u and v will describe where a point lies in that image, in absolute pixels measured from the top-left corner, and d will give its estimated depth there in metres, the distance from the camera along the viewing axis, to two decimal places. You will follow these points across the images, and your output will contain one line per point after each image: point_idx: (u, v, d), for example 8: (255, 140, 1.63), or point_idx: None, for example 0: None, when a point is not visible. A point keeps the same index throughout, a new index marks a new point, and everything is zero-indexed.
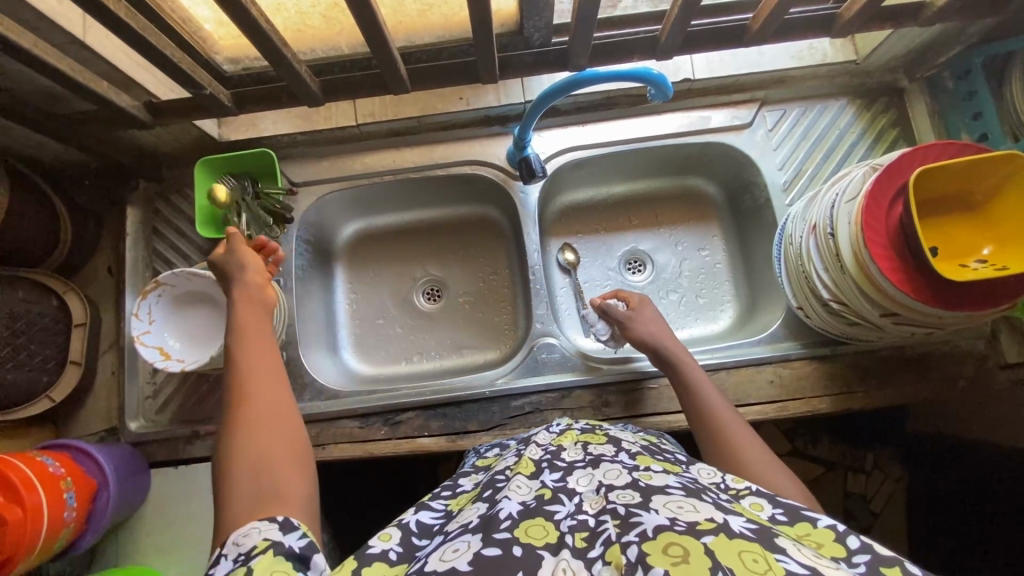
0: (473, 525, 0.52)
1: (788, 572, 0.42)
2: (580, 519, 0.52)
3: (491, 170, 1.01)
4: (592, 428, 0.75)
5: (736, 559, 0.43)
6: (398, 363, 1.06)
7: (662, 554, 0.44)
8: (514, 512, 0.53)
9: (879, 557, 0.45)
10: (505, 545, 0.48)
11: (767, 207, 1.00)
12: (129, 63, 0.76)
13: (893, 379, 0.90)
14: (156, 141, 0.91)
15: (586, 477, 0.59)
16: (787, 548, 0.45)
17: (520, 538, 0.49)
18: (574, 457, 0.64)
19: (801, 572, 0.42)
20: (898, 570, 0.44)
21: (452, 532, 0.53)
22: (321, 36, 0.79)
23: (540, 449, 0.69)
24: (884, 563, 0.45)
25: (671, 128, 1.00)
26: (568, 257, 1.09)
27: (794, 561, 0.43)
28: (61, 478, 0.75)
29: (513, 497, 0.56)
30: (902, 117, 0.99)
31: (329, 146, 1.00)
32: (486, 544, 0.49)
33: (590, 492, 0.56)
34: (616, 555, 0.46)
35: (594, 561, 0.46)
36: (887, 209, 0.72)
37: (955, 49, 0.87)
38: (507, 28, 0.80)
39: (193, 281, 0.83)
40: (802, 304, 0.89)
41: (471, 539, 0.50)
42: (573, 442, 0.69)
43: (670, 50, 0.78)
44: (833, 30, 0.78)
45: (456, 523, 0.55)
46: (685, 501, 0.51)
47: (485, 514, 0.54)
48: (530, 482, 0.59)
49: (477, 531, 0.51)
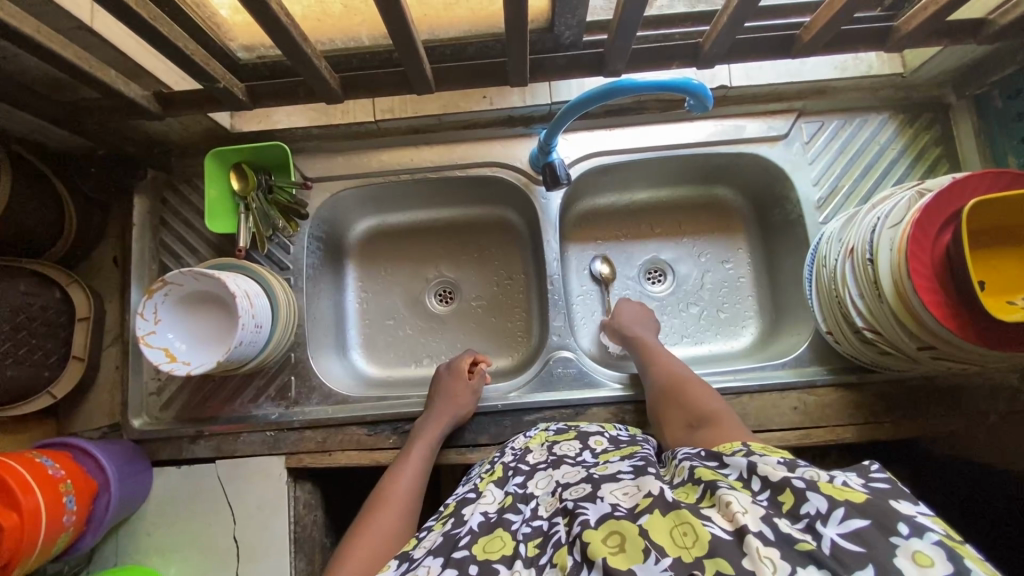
0: (435, 547, 0.57)
1: (713, 536, 0.46)
2: (534, 526, 0.56)
3: (512, 173, 0.97)
4: (565, 426, 0.78)
5: (667, 537, 0.47)
6: (408, 367, 1.03)
7: (602, 544, 0.48)
8: (475, 527, 0.58)
9: (773, 487, 0.50)
10: (462, 564, 0.53)
11: (798, 223, 0.96)
12: (139, 51, 0.72)
13: (921, 410, 0.87)
14: (166, 130, 0.87)
15: (545, 480, 0.64)
16: (712, 514, 0.49)
17: (477, 556, 0.54)
18: (538, 458, 0.69)
19: (726, 537, 0.46)
20: (789, 493, 0.49)
21: (418, 556, 0.57)
22: (341, 27, 0.75)
23: (511, 453, 0.73)
24: (779, 491, 0.49)
25: (702, 136, 0.96)
26: (604, 269, 1.05)
27: (719, 526, 0.47)
28: (61, 481, 0.73)
29: (477, 511, 0.61)
30: (946, 135, 0.94)
31: (345, 141, 0.96)
32: (446, 566, 0.53)
33: (546, 495, 0.61)
34: (562, 557, 0.50)
35: (543, 565, 0.51)
36: (935, 237, 0.68)
37: (1011, 67, 0.82)
38: (538, 24, 0.75)
39: (200, 282, 0.80)
40: (833, 329, 0.85)
41: (432, 564, 0.54)
42: (540, 444, 0.73)
43: (712, 59, 0.74)
44: (887, 44, 0.74)
45: (423, 546, 0.59)
46: (631, 486, 0.55)
47: (448, 534, 0.59)
48: (496, 492, 0.64)
49: (439, 552, 0.56)
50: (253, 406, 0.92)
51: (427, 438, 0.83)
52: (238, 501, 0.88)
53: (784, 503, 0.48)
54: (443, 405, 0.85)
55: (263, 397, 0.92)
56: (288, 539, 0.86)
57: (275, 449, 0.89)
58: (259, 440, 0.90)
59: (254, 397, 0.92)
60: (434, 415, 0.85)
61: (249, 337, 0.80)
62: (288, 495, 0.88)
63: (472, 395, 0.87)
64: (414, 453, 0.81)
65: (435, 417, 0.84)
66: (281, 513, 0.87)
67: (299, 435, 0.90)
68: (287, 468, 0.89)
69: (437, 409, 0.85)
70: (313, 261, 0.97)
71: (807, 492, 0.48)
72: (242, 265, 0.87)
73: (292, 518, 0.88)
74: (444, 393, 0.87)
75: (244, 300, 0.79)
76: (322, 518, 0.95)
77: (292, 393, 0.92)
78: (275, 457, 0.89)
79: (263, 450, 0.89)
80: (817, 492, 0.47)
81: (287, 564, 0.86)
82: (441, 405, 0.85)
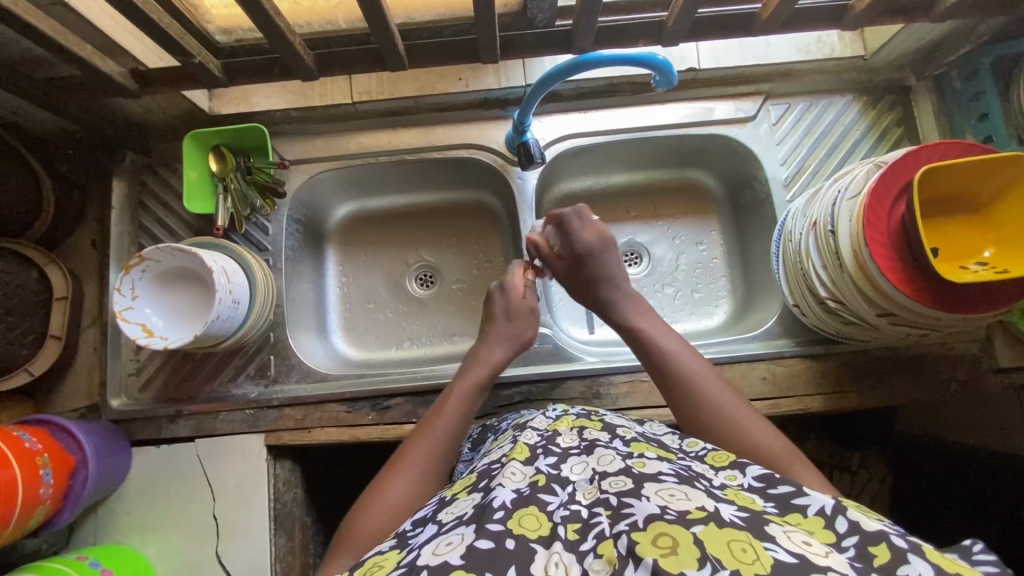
0: (467, 517, 0.50)
1: (776, 562, 0.40)
2: (573, 510, 0.49)
3: (488, 155, 0.98)
4: (588, 413, 0.70)
5: (723, 548, 0.42)
6: (388, 348, 1.04)
7: (651, 544, 0.43)
8: (508, 501, 0.50)
9: (866, 536, 0.45)
10: (497, 537, 0.46)
11: (767, 202, 0.99)
12: (116, 28, 0.73)
13: (886, 380, 0.90)
14: (144, 112, 0.88)
15: (580, 465, 0.55)
16: (777, 536, 0.44)
17: (512, 529, 0.47)
18: (569, 442, 0.60)
19: (789, 560, 0.41)
20: (886, 547, 0.44)
21: (447, 524, 0.51)
22: (318, 9, 0.77)
23: (535, 434, 0.64)
24: (872, 541, 0.45)
25: (674, 118, 0.98)
26: None
27: (783, 549, 0.42)
28: (38, 454, 0.73)
29: (507, 484, 0.53)
30: (907, 115, 0.97)
31: (324, 124, 0.98)
32: (479, 537, 0.47)
33: (584, 482, 0.53)
34: (608, 547, 0.44)
35: (585, 554, 0.45)
36: (890, 207, 0.71)
37: (965, 47, 0.85)
38: (511, 8, 0.78)
39: (177, 258, 0.81)
40: (799, 301, 0.88)
41: (464, 532, 0.48)
42: (569, 427, 0.64)
43: (676, 37, 0.77)
44: (844, 22, 0.77)
45: (451, 513, 0.53)
46: (678, 488, 0.49)
47: (480, 504, 0.52)
48: (524, 467, 0.55)
49: (471, 522, 0.49)
50: (232, 385, 0.93)
51: (483, 365, 0.78)
52: (218, 478, 0.88)
53: (876, 556, 0.44)
54: (500, 331, 0.82)
55: (243, 376, 0.93)
56: (267, 516, 0.87)
57: (254, 427, 0.90)
58: (238, 418, 0.91)
59: (234, 376, 0.93)
60: (489, 342, 0.81)
61: (227, 312, 0.81)
62: (268, 473, 0.89)
63: (527, 316, 0.84)
64: (469, 380, 0.76)
65: (491, 346, 0.80)
66: (260, 490, 0.88)
67: (278, 413, 0.91)
68: (267, 446, 0.89)
69: (493, 337, 0.81)
70: (292, 244, 0.98)
71: (907, 553, 0.43)
72: (220, 243, 0.88)
73: (272, 494, 0.89)
74: (505, 319, 0.83)
75: (221, 275, 0.79)
76: (303, 496, 0.96)
77: (271, 371, 0.93)
78: (255, 434, 0.90)
79: (242, 428, 0.90)
80: (921, 556, 0.43)
81: (268, 540, 0.87)
82: (497, 332, 0.82)
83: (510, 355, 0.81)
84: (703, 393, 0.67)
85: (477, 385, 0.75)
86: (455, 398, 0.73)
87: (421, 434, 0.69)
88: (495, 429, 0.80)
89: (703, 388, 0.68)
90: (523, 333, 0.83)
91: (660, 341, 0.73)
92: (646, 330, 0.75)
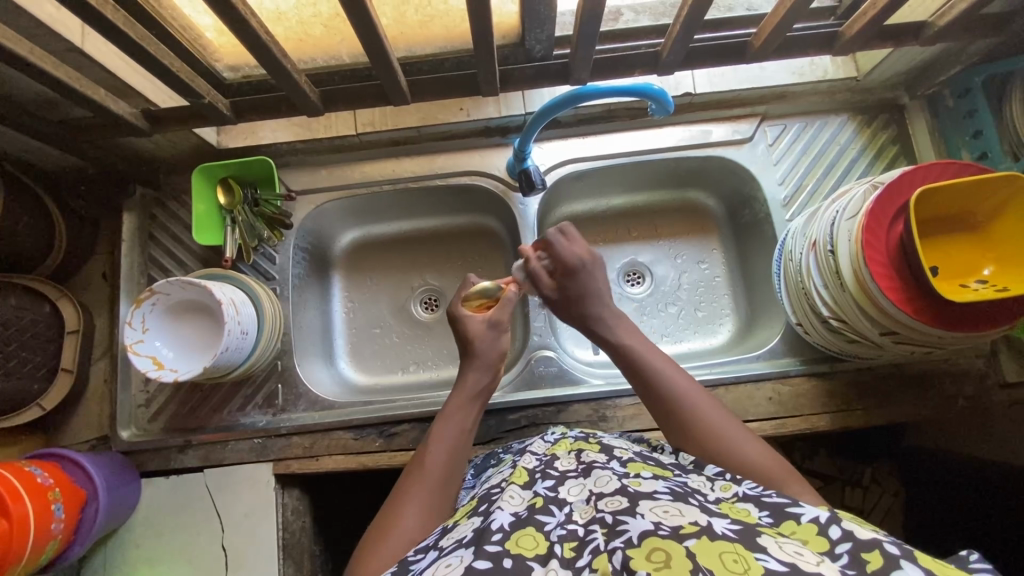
0: (467, 540, 0.50)
1: (767, 570, 0.40)
2: (570, 528, 0.49)
3: (490, 181, 1.00)
4: (586, 435, 0.70)
5: (715, 561, 0.41)
6: (393, 373, 1.05)
7: (645, 558, 0.42)
8: (506, 523, 0.51)
9: (859, 544, 0.45)
10: (495, 557, 0.46)
11: (766, 221, 1.00)
12: (127, 71, 0.76)
13: (891, 398, 0.90)
14: (155, 147, 0.91)
15: (577, 487, 0.55)
16: (769, 546, 0.43)
17: (512, 549, 0.48)
18: (567, 466, 0.61)
19: (781, 569, 0.40)
20: (878, 554, 0.44)
21: (447, 548, 0.51)
22: (322, 46, 0.79)
23: (533, 458, 0.64)
24: (865, 548, 0.44)
25: (671, 141, 1.00)
26: None
27: (774, 559, 0.41)
28: (49, 489, 0.74)
29: (506, 507, 0.53)
30: (902, 133, 0.99)
31: (329, 156, 1.00)
32: (477, 558, 0.47)
33: (581, 502, 0.53)
34: (603, 561, 0.44)
35: (581, 570, 0.45)
36: (888, 227, 0.71)
37: (955, 67, 0.87)
38: (509, 40, 0.80)
39: (187, 290, 0.83)
40: (802, 321, 0.88)
41: (464, 553, 0.48)
42: (566, 450, 0.65)
43: (671, 65, 0.80)
44: (835, 48, 0.80)
45: (451, 537, 0.53)
46: (672, 505, 0.49)
47: (479, 526, 0.52)
48: (522, 492, 0.56)
49: (471, 545, 0.50)
50: (241, 414, 0.93)
51: (463, 390, 0.75)
52: (226, 509, 0.89)
53: (869, 562, 0.43)
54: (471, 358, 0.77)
55: (251, 405, 0.94)
56: (276, 544, 0.87)
57: (262, 456, 0.91)
58: (246, 447, 0.91)
59: (242, 406, 0.94)
60: (465, 366, 0.78)
61: (235, 343, 0.82)
62: (276, 502, 0.89)
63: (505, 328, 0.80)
64: (452, 406, 0.74)
65: (466, 369, 0.77)
66: (268, 519, 0.88)
67: (286, 441, 0.91)
68: (275, 475, 0.90)
69: (469, 361, 0.77)
70: (299, 272, 1.00)
71: (901, 560, 0.43)
72: (226, 274, 0.90)
73: (280, 524, 0.88)
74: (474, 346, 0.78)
75: (230, 307, 0.81)
76: (310, 525, 0.96)
77: (279, 400, 0.94)
78: (263, 464, 0.90)
79: (250, 457, 0.91)
80: (913, 562, 0.43)
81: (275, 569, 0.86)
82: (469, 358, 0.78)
83: (489, 373, 0.77)
84: (689, 406, 0.67)
85: (459, 408, 0.73)
86: (439, 428, 0.71)
87: (413, 472, 0.67)
88: (500, 454, 0.80)
89: (687, 406, 0.67)
90: (499, 346, 0.79)
91: (643, 359, 0.73)
92: (634, 349, 0.74)
